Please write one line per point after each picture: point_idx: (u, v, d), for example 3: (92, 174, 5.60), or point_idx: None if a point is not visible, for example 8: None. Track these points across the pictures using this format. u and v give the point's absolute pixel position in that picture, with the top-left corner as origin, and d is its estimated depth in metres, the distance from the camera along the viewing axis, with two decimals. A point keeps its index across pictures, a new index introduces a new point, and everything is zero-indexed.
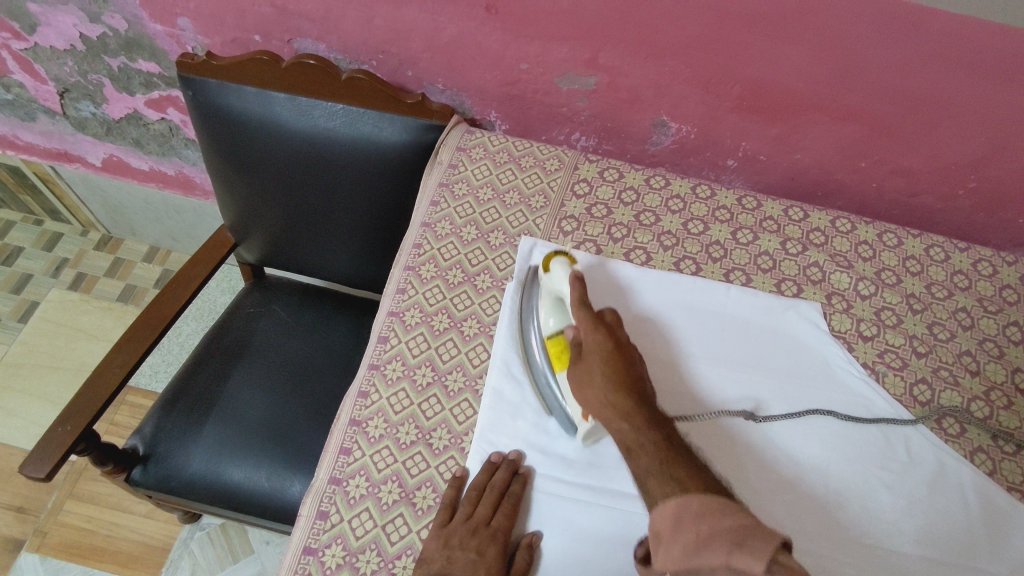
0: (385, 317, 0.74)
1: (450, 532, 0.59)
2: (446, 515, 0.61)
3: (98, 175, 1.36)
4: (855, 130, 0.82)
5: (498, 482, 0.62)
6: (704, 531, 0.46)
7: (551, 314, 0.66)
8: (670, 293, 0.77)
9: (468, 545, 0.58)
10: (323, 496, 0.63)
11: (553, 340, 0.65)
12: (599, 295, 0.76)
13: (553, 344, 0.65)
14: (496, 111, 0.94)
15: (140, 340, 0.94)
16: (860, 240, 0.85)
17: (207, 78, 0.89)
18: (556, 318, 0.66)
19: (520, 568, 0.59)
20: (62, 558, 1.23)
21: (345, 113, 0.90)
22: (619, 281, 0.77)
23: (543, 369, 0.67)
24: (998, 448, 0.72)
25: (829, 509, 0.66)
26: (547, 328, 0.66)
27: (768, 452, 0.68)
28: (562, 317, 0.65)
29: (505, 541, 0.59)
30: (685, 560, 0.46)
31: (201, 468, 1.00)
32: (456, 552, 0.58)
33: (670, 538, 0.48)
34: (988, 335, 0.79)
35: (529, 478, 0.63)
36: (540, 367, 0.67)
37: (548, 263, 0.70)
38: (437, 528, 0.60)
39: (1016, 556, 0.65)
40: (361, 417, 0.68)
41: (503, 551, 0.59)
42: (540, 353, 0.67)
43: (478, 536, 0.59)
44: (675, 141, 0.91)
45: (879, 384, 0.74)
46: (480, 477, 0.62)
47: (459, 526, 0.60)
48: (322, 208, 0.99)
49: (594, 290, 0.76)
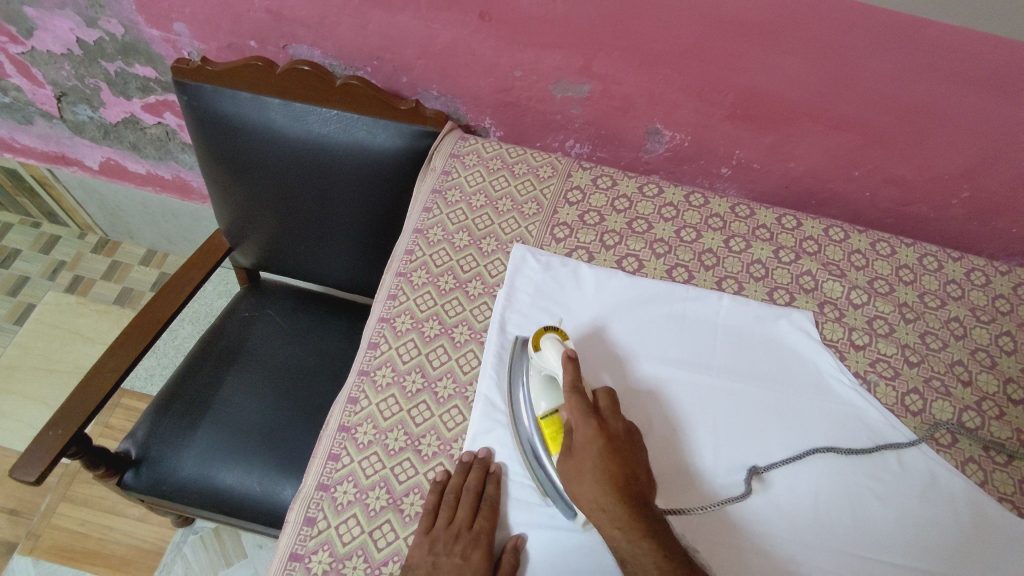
0: (375, 323, 0.74)
1: (433, 538, 0.60)
2: (430, 521, 0.61)
3: (96, 178, 1.37)
4: (848, 139, 0.83)
5: (482, 488, 0.62)
6: None
7: (543, 396, 0.63)
8: (669, 362, 0.73)
9: (453, 551, 0.59)
10: (310, 502, 0.63)
11: (548, 423, 0.62)
12: (593, 366, 0.72)
13: (547, 428, 0.62)
14: (491, 118, 0.94)
15: (132, 345, 0.94)
16: (853, 249, 0.85)
17: (202, 83, 0.89)
18: (549, 399, 0.63)
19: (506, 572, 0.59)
20: (55, 561, 1.23)
21: (339, 119, 0.90)
22: (616, 349, 0.73)
23: (538, 452, 0.63)
24: (989, 458, 0.71)
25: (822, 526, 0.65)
26: (540, 411, 0.63)
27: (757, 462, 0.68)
28: (554, 399, 0.63)
29: (488, 545, 0.60)
30: None
31: (194, 472, 1.00)
32: (441, 557, 0.58)
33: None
34: (981, 345, 0.79)
35: (500, 475, 0.64)
36: (533, 449, 0.63)
37: (536, 341, 0.65)
38: (421, 535, 0.60)
39: (1007, 567, 0.65)
40: (350, 423, 0.68)
41: (488, 555, 0.59)
42: (533, 434, 0.64)
43: (461, 542, 0.59)
44: (669, 149, 0.91)
45: (870, 393, 0.74)
46: (456, 480, 0.63)
47: (443, 531, 0.60)
48: (316, 213, 0.99)
49: (589, 360, 0.72)
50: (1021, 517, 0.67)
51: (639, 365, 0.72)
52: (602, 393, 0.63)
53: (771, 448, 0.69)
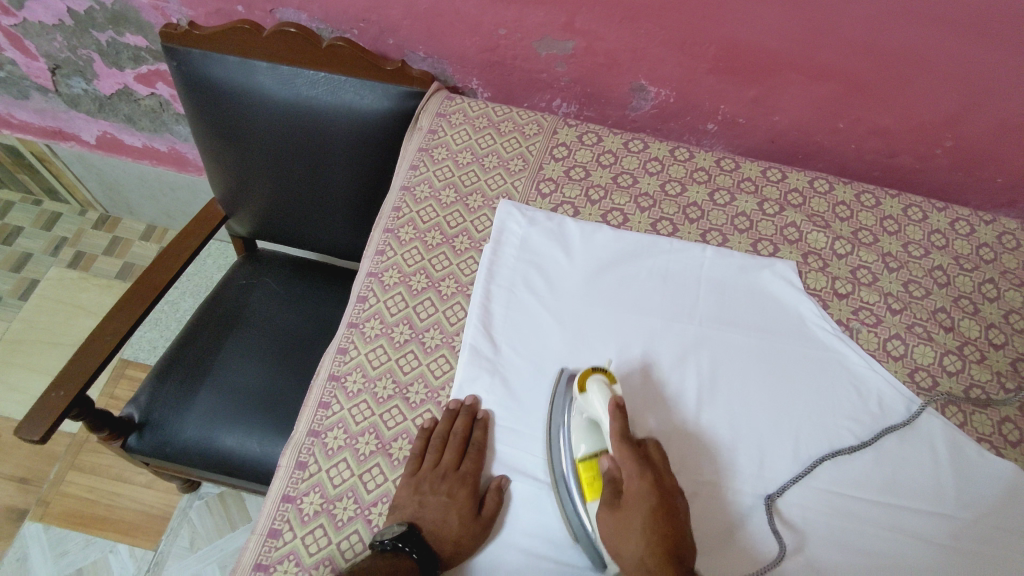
0: (364, 278, 0.76)
1: (419, 479, 0.62)
2: (416, 464, 0.63)
3: (93, 153, 1.38)
4: (832, 89, 0.83)
5: (468, 434, 0.64)
6: None
7: (583, 440, 0.60)
8: (676, 344, 0.73)
9: (439, 489, 0.61)
10: (301, 448, 0.65)
11: (585, 471, 0.59)
12: (637, 405, 0.69)
13: (584, 472, 0.60)
14: (478, 78, 0.95)
15: (132, 309, 0.96)
16: (837, 200, 0.85)
17: (190, 48, 0.90)
18: (590, 441, 0.60)
19: (491, 509, 0.61)
20: (65, 527, 1.27)
21: (326, 81, 0.91)
22: (661, 382, 0.70)
23: (571, 497, 0.60)
24: (969, 401, 0.72)
25: (784, 424, 0.69)
26: (578, 453, 0.60)
27: (741, 406, 0.70)
28: (597, 443, 0.60)
29: (474, 485, 0.62)
30: None
31: (195, 434, 1.02)
32: (427, 496, 0.61)
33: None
34: (964, 292, 0.80)
35: (488, 421, 0.66)
36: (564, 487, 0.61)
37: (582, 380, 0.62)
38: (407, 476, 0.62)
39: (984, 503, 0.66)
40: (340, 372, 0.69)
41: (473, 494, 0.61)
42: (567, 476, 0.61)
43: (447, 481, 0.61)
44: (655, 105, 0.92)
45: (853, 340, 0.75)
46: (443, 425, 0.65)
47: (429, 472, 0.62)
48: (307, 179, 1.01)
49: (632, 399, 0.69)
50: (999, 456, 0.69)
51: (614, 260, 0.77)
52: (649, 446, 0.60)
53: (753, 393, 0.71)
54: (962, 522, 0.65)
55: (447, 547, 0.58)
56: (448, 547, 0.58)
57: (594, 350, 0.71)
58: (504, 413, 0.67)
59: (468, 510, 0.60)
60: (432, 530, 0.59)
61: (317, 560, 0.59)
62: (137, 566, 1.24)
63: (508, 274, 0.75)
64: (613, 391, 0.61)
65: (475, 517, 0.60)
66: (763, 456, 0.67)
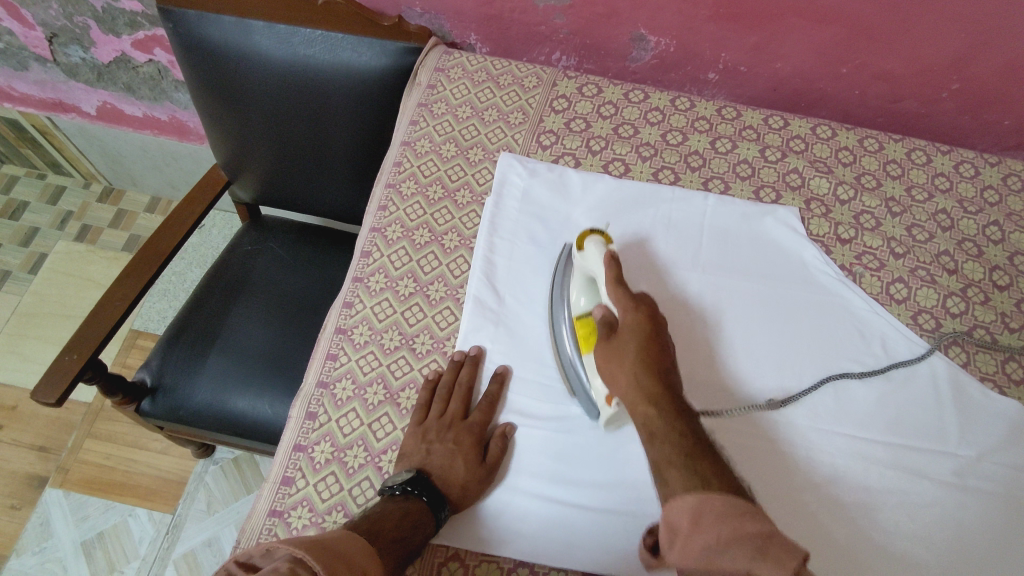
0: (367, 233, 0.76)
1: (426, 428, 0.63)
2: (422, 414, 0.64)
3: (94, 124, 1.38)
4: (835, 33, 0.82)
5: (473, 384, 0.66)
6: (726, 532, 0.45)
7: (582, 294, 0.65)
8: (681, 284, 0.73)
9: (445, 437, 0.62)
10: (311, 399, 0.66)
11: (583, 319, 0.64)
12: (641, 289, 0.73)
13: (581, 325, 0.64)
14: (476, 33, 0.94)
15: (140, 274, 0.97)
16: (840, 146, 0.84)
17: (185, 9, 0.89)
18: (586, 297, 0.65)
19: (496, 454, 0.62)
20: (84, 493, 1.30)
21: (324, 39, 0.90)
22: (657, 229, 0.77)
23: (570, 349, 0.65)
24: (973, 341, 0.73)
25: (785, 364, 0.70)
26: (577, 307, 0.65)
27: (743, 350, 0.70)
28: (593, 299, 0.64)
29: (480, 432, 0.63)
30: (705, 559, 0.45)
31: (206, 397, 1.04)
32: (434, 444, 0.62)
33: (688, 537, 0.46)
34: (968, 235, 0.79)
35: (505, 375, 0.67)
36: (565, 343, 0.66)
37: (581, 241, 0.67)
38: (414, 426, 0.63)
39: (986, 440, 0.67)
40: (347, 325, 0.70)
41: (479, 441, 0.62)
42: (568, 331, 0.66)
43: (453, 429, 0.62)
44: (656, 56, 0.91)
45: (856, 284, 0.75)
46: (448, 376, 0.66)
47: (436, 421, 0.63)
48: (308, 140, 1.00)
49: (627, 264, 0.74)
50: (1001, 395, 0.69)
51: (616, 209, 0.77)
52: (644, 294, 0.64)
53: (755, 336, 0.71)
54: (964, 459, 0.66)
55: (454, 491, 0.59)
56: (456, 489, 0.59)
57: None
58: (514, 359, 0.68)
59: (474, 456, 0.61)
60: (440, 474, 0.60)
61: (329, 506, 0.61)
62: (157, 528, 1.27)
63: (512, 226, 0.75)
64: (610, 247, 0.65)
65: (481, 462, 0.61)
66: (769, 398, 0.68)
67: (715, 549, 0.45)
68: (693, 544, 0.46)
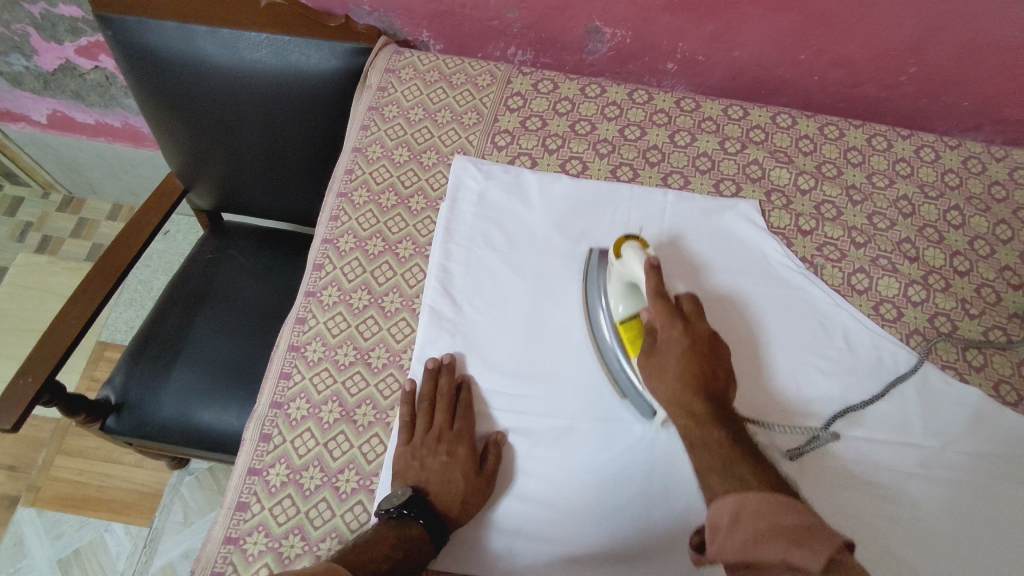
0: (319, 245, 0.74)
1: (416, 445, 0.61)
2: (408, 431, 0.62)
3: (46, 133, 1.34)
4: (790, 20, 0.80)
5: (454, 392, 0.64)
6: (766, 526, 0.48)
7: (622, 300, 0.64)
8: None
9: (438, 452, 0.61)
10: (264, 420, 0.65)
11: (626, 326, 0.63)
12: (672, 270, 0.73)
13: (626, 333, 0.63)
14: (427, 30, 0.91)
15: (96, 291, 0.94)
16: (801, 134, 0.83)
17: (125, 15, 0.85)
18: (626, 304, 0.63)
19: (493, 462, 0.61)
20: (58, 510, 1.28)
21: (271, 42, 0.87)
22: (617, 229, 0.75)
23: (615, 352, 0.64)
24: (934, 329, 0.72)
25: (754, 342, 0.70)
26: (618, 314, 0.64)
27: (713, 294, 0.72)
28: (633, 306, 0.63)
29: (472, 443, 0.62)
30: (745, 552, 0.48)
31: (173, 413, 1.02)
32: (427, 460, 0.60)
33: (728, 533, 0.50)
34: (929, 221, 0.79)
35: (470, 381, 0.66)
36: (610, 349, 0.65)
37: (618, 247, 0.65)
38: (401, 445, 0.61)
39: (949, 431, 0.67)
40: (300, 342, 0.68)
41: (472, 451, 0.61)
42: (610, 336, 0.65)
43: (444, 442, 0.61)
44: (612, 47, 0.89)
45: (817, 277, 0.74)
46: (426, 388, 0.64)
47: (424, 437, 0.62)
48: (261, 146, 0.98)
49: (667, 267, 0.73)
50: (963, 382, 0.69)
51: (575, 209, 0.76)
52: (687, 299, 0.63)
53: (728, 277, 0.73)
54: (924, 449, 0.66)
55: (454, 507, 0.58)
56: (456, 505, 0.59)
57: (557, 302, 0.71)
58: (471, 365, 0.67)
59: (471, 468, 0.60)
60: (437, 492, 0.59)
61: (286, 530, 0.60)
62: (134, 543, 1.26)
63: (468, 232, 0.74)
64: (648, 253, 0.64)
65: (478, 472, 0.60)
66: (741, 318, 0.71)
67: (755, 543, 0.48)
68: (733, 539, 0.49)
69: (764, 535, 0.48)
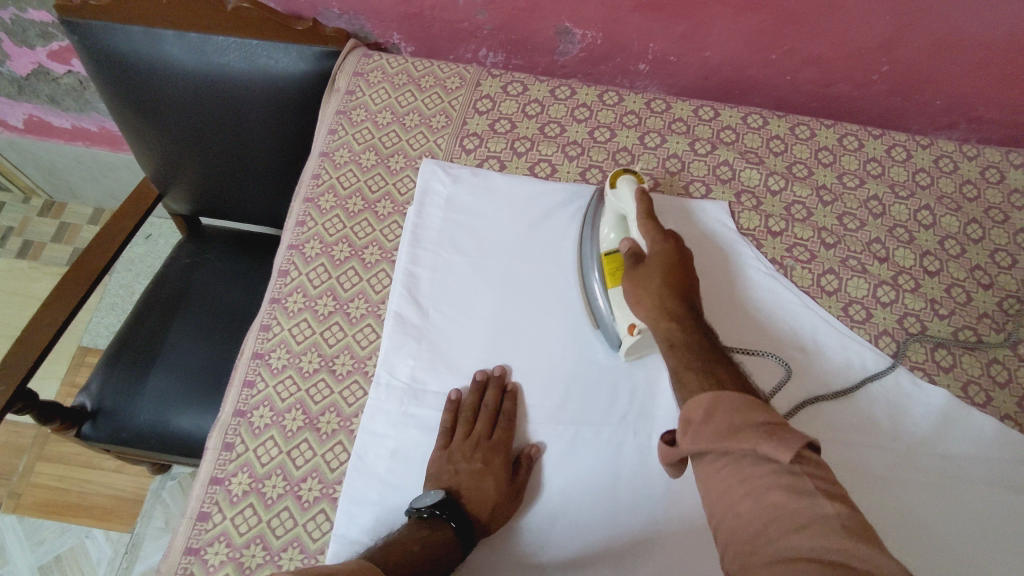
0: (284, 251, 0.74)
1: (452, 451, 0.62)
2: (447, 436, 0.63)
3: (24, 137, 1.33)
4: (759, 20, 0.80)
5: (499, 403, 0.65)
6: (736, 421, 0.48)
7: (612, 228, 0.68)
8: None
9: (474, 458, 0.62)
10: (227, 428, 0.64)
11: (610, 257, 0.67)
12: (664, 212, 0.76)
13: (609, 261, 0.67)
14: (398, 33, 0.91)
15: (70, 296, 0.92)
16: (772, 135, 0.83)
17: (89, 19, 0.84)
18: (616, 233, 0.68)
19: (524, 473, 0.62)
20: (39, 516, 1.27)
21: (237, 46, 0.86)
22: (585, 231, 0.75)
23: (596, 282, 0.69)
24: (902, 330, 0.72)
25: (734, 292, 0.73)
26: (607, 241, 0.68)
27: (699, 236, 0.76)
28: (621, 234, 0.68)
29: (507, 453, 0.63)
30: (715, 443, 0.48)
31: (149, 419, 1.01)
32: (460, 466, 0.61)
33: (700, 426, 0.50)
34: (899, 221, 0.78)
35: (517, 390, 0.66)
36: (594, 279, 0.69)
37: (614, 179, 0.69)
38: (439, 449, 0.62)
39: (916, 433, 0.67)
40: (264, 349, 0.68)
41: (507, 461, 0.62)
42: (595, 266, 0.69)
43: (482, 450, 0.62)
44: (583, 48, 0.88)
45: (787, 278, 0.74)
46: (472, 397, 0.65)
47: (462, 444, 0.62)
48: (233, 150, 0.97)
49: (659, 210, 0.76)
50: (931, 384, 0.69)
51: (543, 212, 0.75)
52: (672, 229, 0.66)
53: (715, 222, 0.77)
54: (891, 452, 0.66)
55: (483, 514, 0.59)
56: (483, 513, 0.59)
57: (526, 307, 0.70)
58: (511, 372, 0.67)
59: (504, 478, 0.61)
60: (468, 498, 0.60)
61: (248, 539, 0.59)
62: (115, 548, 1.25)
63: (435, 236, 0.73)
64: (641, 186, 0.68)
65: (510, 483, 0.61)
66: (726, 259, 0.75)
67: (725, 435, 0.48)
68: (706, 432, 0.50)
69: (736, 430, 0.48)
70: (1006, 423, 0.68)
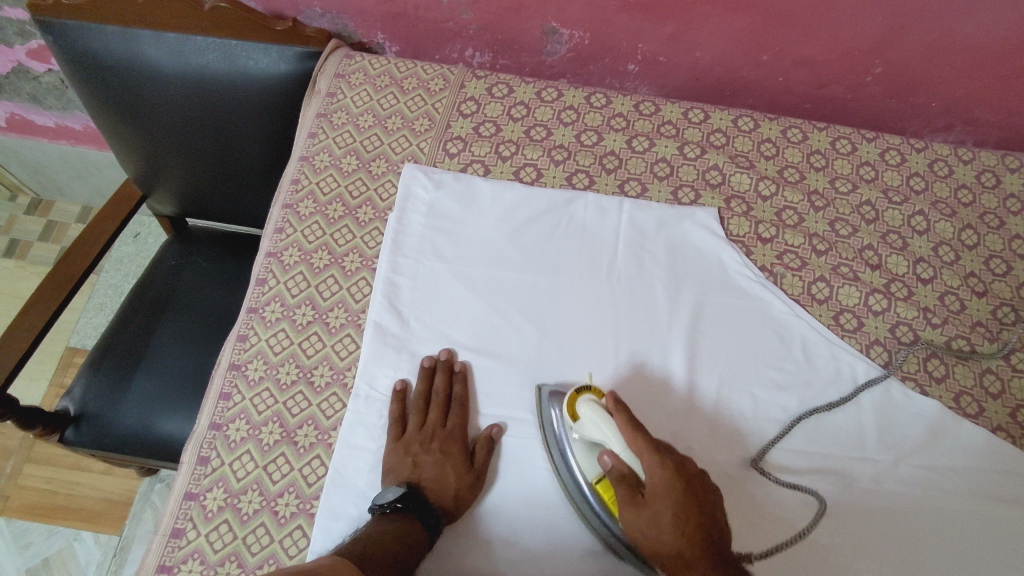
0: (262, 259, 0.72)
1: (408, 441, 0.61)
2: (400, 428, 0.62)
3: (8, 136, 1.31)
4: (750, 21, 0.78)
5: (449, 389, 0.64)
6: None
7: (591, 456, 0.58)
8: (595, 297, 0.70)
9: (431, 448, 0.61)
10: (203, 441, 0.63)
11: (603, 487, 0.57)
12: (640, 408, 0.65)
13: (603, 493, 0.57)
14: (382, 32, 0.89)
15: (50, 300, 0.90)
16: (762, 138, 0.81)
17: (65, 19, 0.83)
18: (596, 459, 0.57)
19: (483, 457, 0.61)
20: (26, 519, 1.26)
21: (216, 46, 0.85)
22: (568, 240, 0.73)
23: (597, 513, 0.58)
24: (893, 339, 0.71)
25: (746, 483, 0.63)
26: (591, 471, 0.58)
27: (690, 419, 0.65)
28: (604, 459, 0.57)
29: (464, 438, 0.62)
30: None
31: (135, 423, 1.00)
32: (419, 456, 0.60)
33: None
34: (892, 227, 0.77)
35: (464, 372, 0.65)
36: (592, 511, 0.59)
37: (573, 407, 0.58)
38: (393, 440, 0.61)
39: (905, 445, 0.65)
40: (240, 360, 0.67)
41: (464, 447, 0.61)
42: (587, 498, 0.59)
43: (438, 438, 0.62)
44: (571, 48, 0.86)
45: (777, 286, 0.72)
46: (422, 384, 0.64)
47: (417, 434, 0.62)
48: (213, 153, 0.95)
49: (635, 405, 0.65)
50: (923, 395, 0.68)
51: (527, 220, 0.74)
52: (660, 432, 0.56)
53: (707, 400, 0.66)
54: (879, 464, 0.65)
55: (449, 498, 0.58)
56: (450, 499, 0.59)
57: (508, 319, 0.68)
58: (456, 357, 0.66)
59: (464, 463, 0.60)
60: (432, 487, 0.59)
61: (223, 557, 0.58)
62: (104, 551, 1.24)
63: (417, 243, 0.71)
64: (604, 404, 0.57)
65: (470, 467, 0.60)
66: (727, 452, 0.64)
67: None
68: None
69: None
70: (998, 435, 0.67)
